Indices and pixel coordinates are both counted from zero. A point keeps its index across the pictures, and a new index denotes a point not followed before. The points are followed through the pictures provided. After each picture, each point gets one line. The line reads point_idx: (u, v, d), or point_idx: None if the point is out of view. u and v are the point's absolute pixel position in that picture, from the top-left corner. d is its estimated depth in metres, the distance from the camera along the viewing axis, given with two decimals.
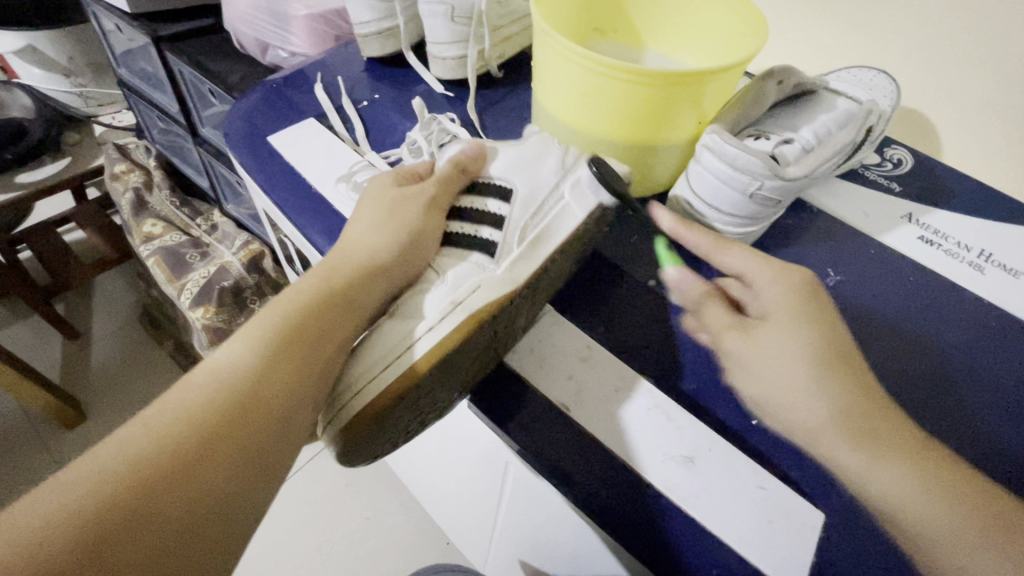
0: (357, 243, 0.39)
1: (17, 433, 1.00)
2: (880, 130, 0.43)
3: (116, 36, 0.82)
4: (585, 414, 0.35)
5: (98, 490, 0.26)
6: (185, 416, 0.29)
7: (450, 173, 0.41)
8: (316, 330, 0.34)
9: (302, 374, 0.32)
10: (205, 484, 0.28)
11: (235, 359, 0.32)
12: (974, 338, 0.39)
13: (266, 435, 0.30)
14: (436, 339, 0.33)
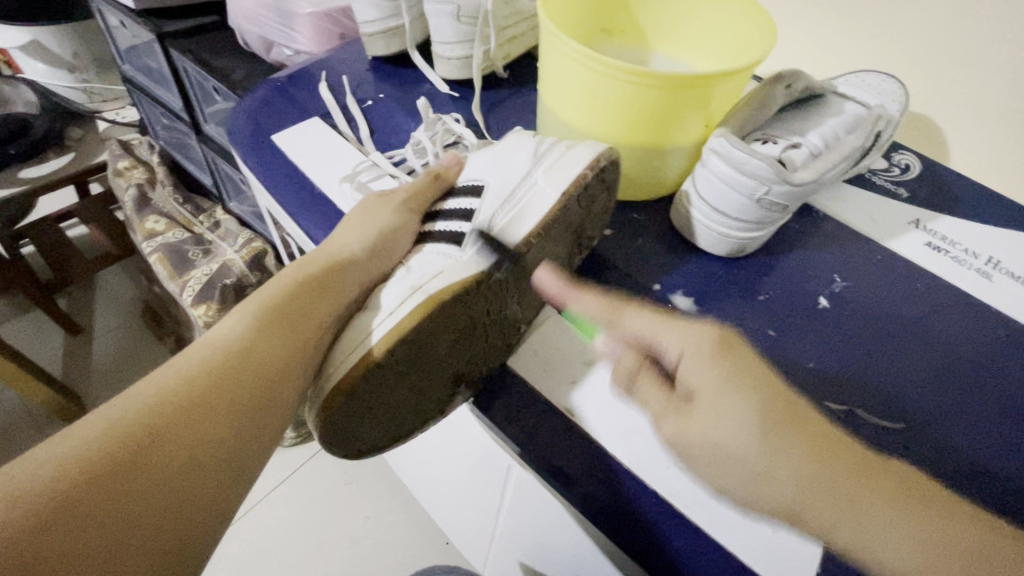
0: (360, 242, 0.39)
1: (19, 428, 1.00)
2: (888, 135, 0.43)
3: (121, 32, 0.82)
4: (589, 416, 0.35)
5: (90, 447, 0.27)
6: (175, 381, 0.30)
7: (426, 182, 0.43)
8: (303, 307, 0.35)
9: (289, 345, 0.34)
10: (195, 442, 0.29)
11: (224, 335, 0.33)
12: (982, 346, 0.38)
13: (254, 401, 0.32)
14: (390, 323, 0.33)
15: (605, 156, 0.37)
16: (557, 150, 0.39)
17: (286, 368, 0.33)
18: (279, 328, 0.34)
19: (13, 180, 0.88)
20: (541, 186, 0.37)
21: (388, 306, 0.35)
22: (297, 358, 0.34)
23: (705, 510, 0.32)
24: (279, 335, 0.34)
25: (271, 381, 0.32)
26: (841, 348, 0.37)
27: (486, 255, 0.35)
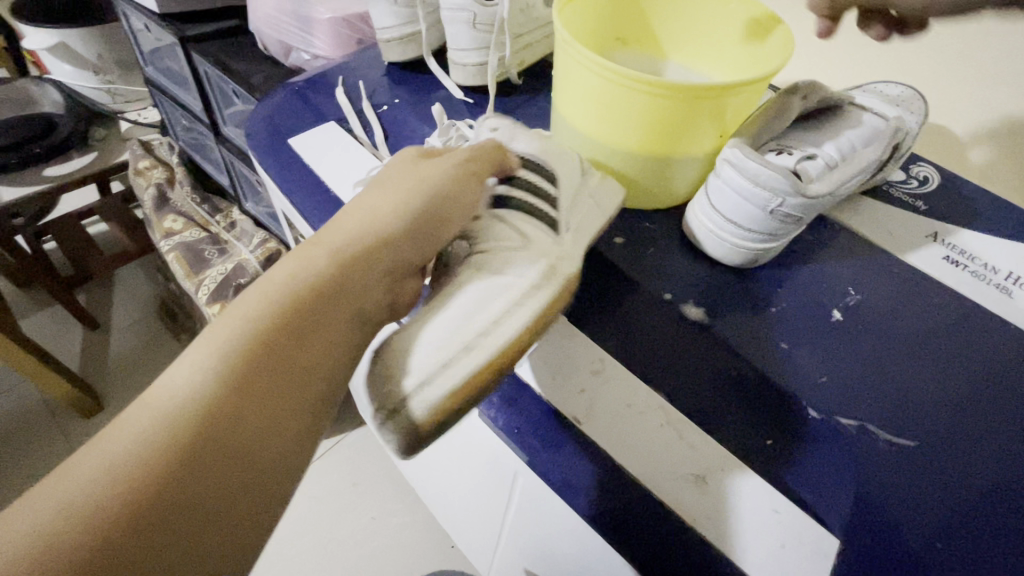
0: (378, 219, 0.35)
1: (36, 420, 1.02)
2: (907, 147, 0.42)
3: (144, 35, 0.84)
4: (597, 429, 0.37)
5: (125, 466, 0.25)
6: (139, 447, 0.25)
7: (488, 152, 0.38)
8: (298, 330, 0.30)
9: (282, 384, 0.29)
10: (240, 445, 0.27)
11: (191, 376, 0.28)
12: (1006, 361, 0.37)
13: (248, 455, 0.27)
14: (483, 357, 0.32)
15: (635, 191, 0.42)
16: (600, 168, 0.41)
17: (287, 409, 0.29)
18: (270, 364, 0.29)
19: (38, 177, 0.90)
20: (594, 203, 0.40)
21: (463, 332, 0.32)
22: (296, 398, 0.29)
23: (712, 523, 0.33)
24: (270, 372, 0.29)
25: (272, 423, 0.28)
26: (854, 360, 0.36)
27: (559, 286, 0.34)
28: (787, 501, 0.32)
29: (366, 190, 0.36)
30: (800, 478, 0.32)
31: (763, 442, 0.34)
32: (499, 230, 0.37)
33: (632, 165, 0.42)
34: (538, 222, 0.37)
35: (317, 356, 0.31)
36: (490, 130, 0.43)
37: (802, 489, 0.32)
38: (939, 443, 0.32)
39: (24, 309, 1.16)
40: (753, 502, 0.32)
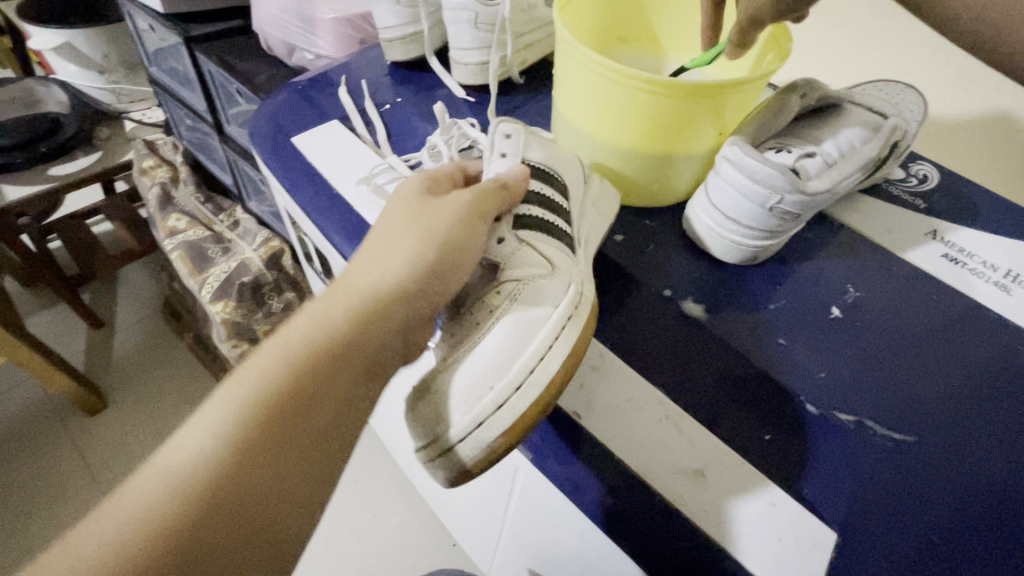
0: (390, 267, 0.33)
1: (41, 418, 1.03)
2: (906, 145, 0.42)
3: (149, 36, 0.84)
4: (596, 422, 0.37)
5: (168, 507, 0.25)
6: (135, 531, 0.24)
7: (495, 189, 0.37)
8: (306, 394, 0.28)
9: (290, 454, 0.27)
10: (279, 487, 0.27)
11: (192, 447, 0.26)
12: (1003, 357, 0.37)
13: (255, 531, 0.26)
14: (531, 399, 0.34)
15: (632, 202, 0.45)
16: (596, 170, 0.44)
17: (295, 478, 0.27)
18: (275, 435, 0.27)
19: (44, 176, 0.91)
20: (597, 206, 0.42)
21: (510, 373, 0.34)
22: (305, 465, 0.28)
23: (711, 517, 0.33)
24: (276, 442, 0.27)
25: (281, 495, 0.27)
26: (853, 357, 0.36)
27: (585, 309, 0.36)
28: (785, 495, 0.32)
29: (382, 232, 0.35)
30: (800, 473, 0.32)
31: (761, 437, 0.34)
32: (525, 254, 0.37)
33: (633, 163, 0.43)
34: (557, 241, 0.38)
35: (326, 421, 0.29)
36: (505, 137, 0.42)
37: (801, 483, 0.32)
38: (938, 436, 0.33)
39: (29, 307, 1.16)
40: (750, 493, 0.33)
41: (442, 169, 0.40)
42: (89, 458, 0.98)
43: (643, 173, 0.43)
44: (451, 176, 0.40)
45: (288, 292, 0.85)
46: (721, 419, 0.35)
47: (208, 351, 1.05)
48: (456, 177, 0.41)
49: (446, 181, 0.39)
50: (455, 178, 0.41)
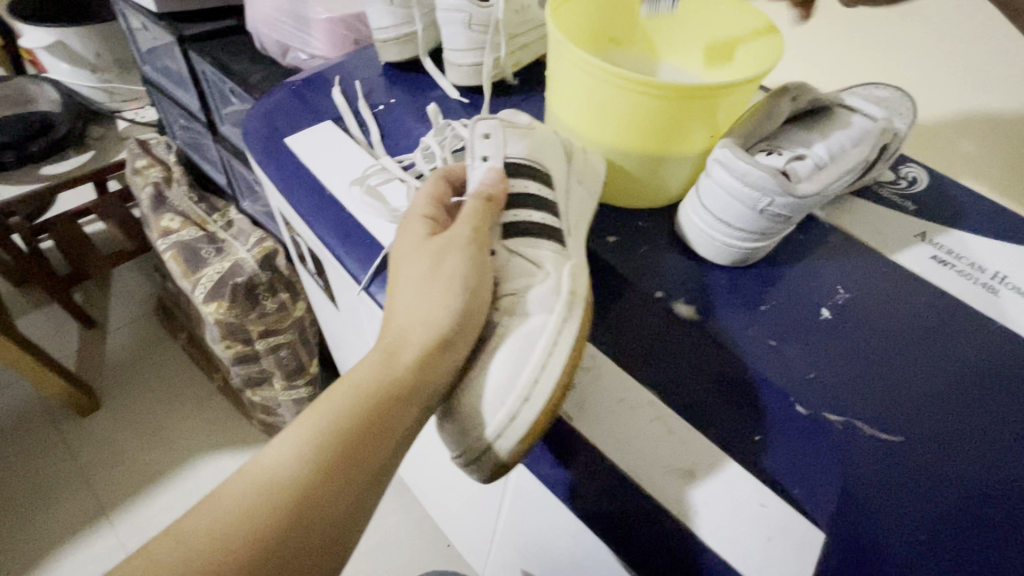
0: (410, 316, 0.36)
1: (33, 419, 1.02)
2: (895, 148, 0.43)
3: (141, 34, 0.84)
4: (588, 424, 0.39)
5: (238, 525, 0.29)
6: (226, 523, 0.29)
7: (480, 206, 0.39)
8: (373, 430, 0.33)
9: (353, 482, 0.32)
10: (325, 510, 0.31)
11: (276, 461, 0.31)
12: (990, 357, 0.37)
13: (316, 541, 0.30)
14: (538, 408, 0.35)
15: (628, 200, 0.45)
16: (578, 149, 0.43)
17: (352, 502, 0.32)
18: (343, 463, 0.32)
19: (36, 176, 0.90)
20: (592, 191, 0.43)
21: (515, 386, 0.35)
22: (363, 493, 0.32)
23: (698, 514, 0.36)
24: (343, 469, 0.32)
25: (339, 514, 0.31)
26: (844, 358, 0.37)
27: (578, 309, 0.36)
28: (776, 497, 0.34)
29: (396, 276, 0.38)
30: (789, 475, 0.34)
31: (753, 438, 0.34)
32: (517, 262, 0.39)
33: (625, 165, 0.43)
34: (548, 241, 0.39)
35: (385, 457, 0.33)
36: (483, 138, 0.43)
37: (789, 484, 0.33)
38: (930, 434, 0.33)
39: (20, 308, 1.15)
40: (740, 496, 0.35)
41: (432, 193, 0.42)
42: (81, 460, 0.98)
43: (636, 173, 0.43)
44: (442, 194, 0.42)
45: (283, 292, 0.84)
46: (710, 420, 0.36)
47: (202, 352, 1.05)
48: (444, 191, 0.42)
49: (438, 205, 0.41)
50: (445, 194, 0.42)
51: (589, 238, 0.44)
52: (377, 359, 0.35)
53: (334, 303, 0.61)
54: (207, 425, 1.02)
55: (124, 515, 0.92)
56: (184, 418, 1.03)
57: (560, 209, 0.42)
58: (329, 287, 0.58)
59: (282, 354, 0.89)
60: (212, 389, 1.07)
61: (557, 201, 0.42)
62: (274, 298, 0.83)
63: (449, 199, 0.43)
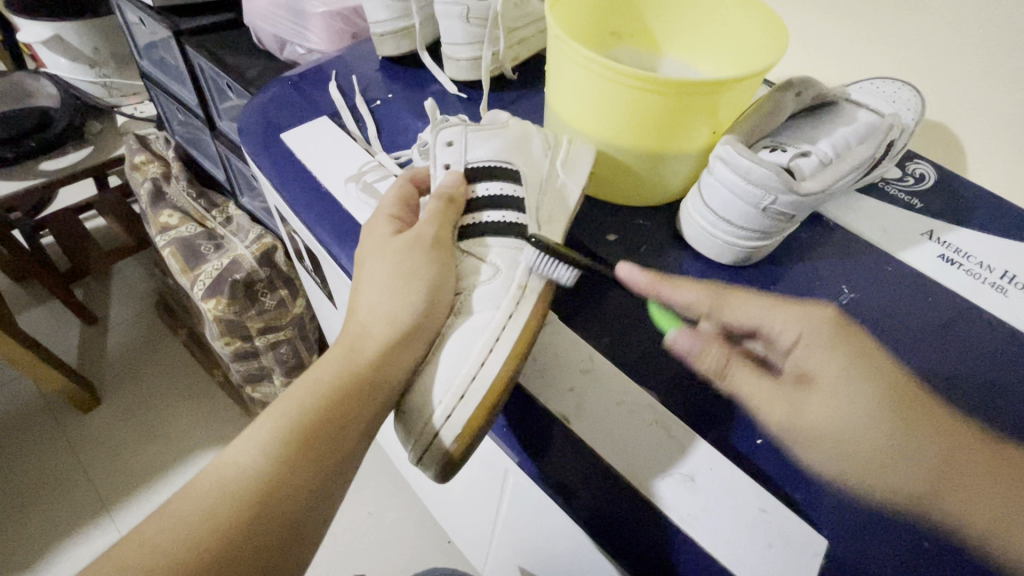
0: (369, 314, 0.37)
1: (34, 415, 1.03)
2: (902, 144, 0.42)
3: (139, 29, 0.83)
4: (586, 426, 0.35)
5: (218, 511, 0.29)
6: (187, 527, 0.29)
7: (440, 205, 0.39)
8: (332, 425, 0.33)
9: (315, 476, 0.32)
10: (300, 497, 0.31)
11: (246, 458, 0.31)
12: (994, 360, 0.37)
13: (280, 537, 0.30)
14: (472, 407, 0.33)
15: (633, 202, 0.45)
16: (563, 139, 0.43)
17: (314, 496, 0.31)
18: (303, 458, 0.32)
19: (34, 172, 0.90)
20: (566, 183, 0.42)
21: (453, 384, 0.34)
22: (326, 486, 0.32)
23: (703, 523, 0.32)
24: (305, 463, 0.31)
25: (301, 509, 0.31)
26: (846, 361, 0.36)
27: (525, 307, 0.36)
28: (775, 501, 0.32)
29: (358, 276, 0.38)
30: (789, 479, 0.33)
31: (755, 441, 0.34)
32: (470, 263, 0.39)
33: (626, 162, 0.42)
34: (507, 238, 0.39)
35: (349, 449, 0.33)
36: (446, 145, 0.42)
37: (789, 487, 0.32)
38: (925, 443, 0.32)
39: (21, 304, 1.15)
40: (741, 499, 0.32)
41: (396, 193, 0.42)
42: (82, 455, 0.98)
43: (635, 172, 0.42)
44: (408, 196, 0.42)
45: (282, 288, 0.84)
46: (710, 421, 0.35)
47: (202, 349, 1.05)
48: (411, 194, 0.42)
49: (405, 206, 0.41)
50: (411, 196, 0.42)
51: (587, 237, 0.43)
52: (372, 359, 0.35)
53: (330, 300, 0.60)
54: (207, 421, 1.02)
55: (124, 510, 0.92)
56: (185, 412, 1.03)
57: (526, 203, 0.41)
58: (325, 284, 0.58)
59: (282, 350, 0.89)
60: (211, 385, 1.07)
61: (524, 196, 0.41)
62: (272, 294, 0.82)
63: (415, 202, 0.43)
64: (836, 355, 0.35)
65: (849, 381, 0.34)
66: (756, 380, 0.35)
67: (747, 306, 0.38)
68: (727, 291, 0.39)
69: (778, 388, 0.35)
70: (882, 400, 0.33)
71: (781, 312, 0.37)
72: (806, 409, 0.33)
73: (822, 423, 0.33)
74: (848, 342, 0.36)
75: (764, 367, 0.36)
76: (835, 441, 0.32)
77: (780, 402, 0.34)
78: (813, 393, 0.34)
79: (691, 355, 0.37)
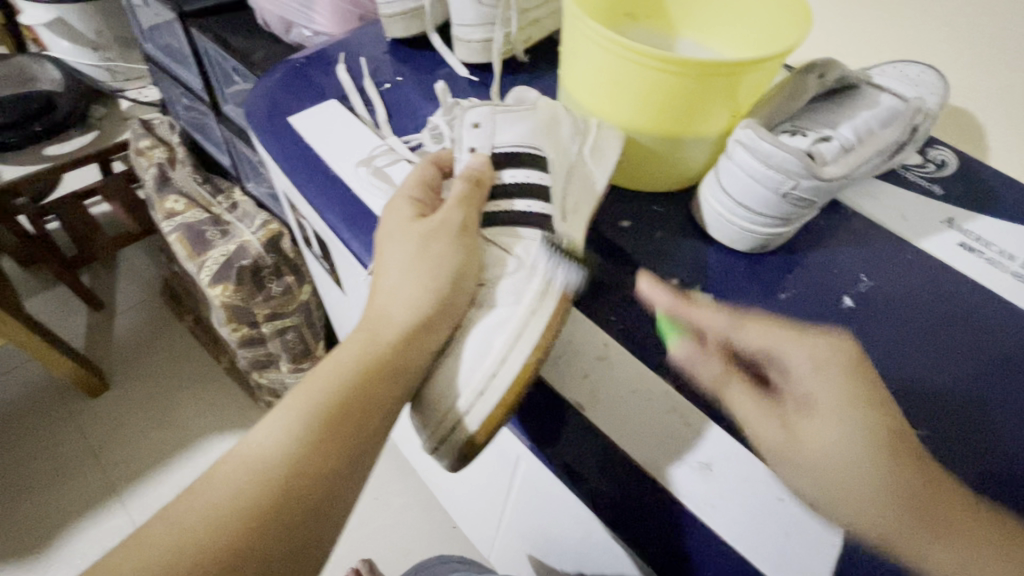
0: (384, 299, 0.36)
1: (44, 400, 1.03)
2: (926, 129, 0.41)
3: (143, 11, 0.82)
4: (601, 415, 0.36)
5: (239, 496, 0.30)
6: (210, 513, 0.29)
7: (470, 190, 0.39)
8: (350, 412, 0.32)
9: (335, 463, 0.31)
10: (314, 485, 0.31)
11: (264, 443, 0.31)
12: (1016, 349, 0.36)
13: (298, 522, 0.30)
14: (492, 405, 0.34)
15: (651, 189, 0.44)
16: (594, 124, 0.40)
17: (337, 481, 0.31)
18: (325, 443, 0.31)
19: (40, 157, 0.89)
20: (594, 170, 0.40)
21: (472, 380, 0.35)
22: (348, 469, 0.32)
23: (717, 510, 0.33)
24: (326, 448, 0.31)
25: (320, 494, 0.31)
26: (869, 348, 0.35)
27: (551, 300, 0.35)
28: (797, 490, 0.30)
29: (378, 258, 0.38)
30: None
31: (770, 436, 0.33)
32: (494, 253, 0.39)
33: (641, 148, 0.41)
34: (530, 228, 0.39)
35: (367, 435, 0.33)
36: (471, 128, 0.41)
37: None
38: (955, 432, 0.31)
39: (28, 290, 1.16)
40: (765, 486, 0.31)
41: (420, 176, 0.41)
42: (93, 439, 0.99)
43: (656, 157, 0.41)
44: (430, 179, 0.41)
45: (289, 275, 0.83)
46: None
47: (209, 334, 1.05)
48: (433, 176, 0.41)
49: (426, 187, 0.41)
50: (435, 179, 0.41)
51: (603, 221, 0.42)
52: (389, 342, 0.35)
53: (340, 287, 0.60)
54: (216, 407, 1.03)
55: (136, 495, 0.93)
56: (193, 398, 1.04)
57: (554, 192, 0.40)
58: (335, 271, 0.57)
59: (289, 337, 0.88)
60: (220, 372, 1.07)
61: (551, 184, 0.40)
62: (279, 281, 0.82)
63: (438, 184, 0.42)
64: (845, 390, 0.31)
65: (855, 411, 0.30)
66: (752, 400, 0.31)
67: (762, 330, 0.34)
68: (745, 317, 0.35)
69: (773, 409, 0.31)
70: (881, 447, 0.29)
71: (800, 343, 0.33)
72: (803, 436, 0.29)
73: (818, 454, 0.29)
74: (864, 385, 0.32)
75: (762, 385, 0.32)
76: (820, 470, 0.29)
77: (776, 425, 0.30)
78: (808, 417, 0.30)
79: (694, 364, 0.33)
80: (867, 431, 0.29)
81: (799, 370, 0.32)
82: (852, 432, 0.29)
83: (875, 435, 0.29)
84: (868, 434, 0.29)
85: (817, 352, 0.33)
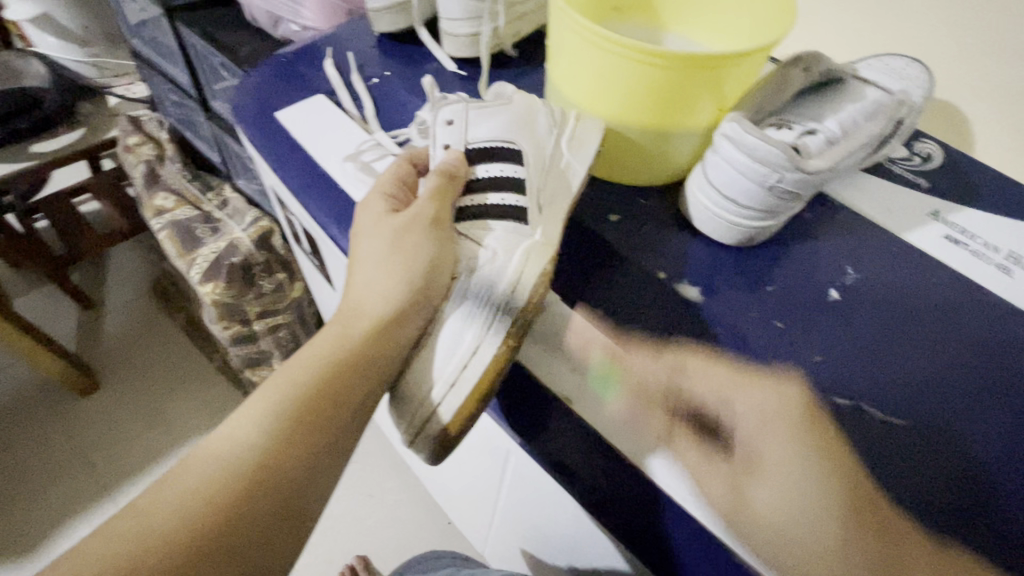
0: (369, 293, 0.36)
1: (34, 399, 1.03)
2: (910, 121, 0.41)
3: (129, 6, 0.81)
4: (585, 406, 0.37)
5: (214, 484, 0.30)
6: (185, 501, 0.29)
7: (442, 183, 0.39)
8: (328, 401, 0.32)
9: (311, 452, 0.31)
10: (291, 473, 0.31)
11: (240, 432, 0.31)
12: (998, 339, 0.36)
13: (275, 511, 0.30)
14: (463, 395, 0.35)
15: (639, 181, 0.44)
16: (571, 115, 0.40)
17: (314, 469, 0.31)
18: (301, 432, 0.31)
19: (27, 154, 0.88)
20: (570, 163, 0.40)
21: (446, 371, 0.36)
22: (326, 457, 0.32)
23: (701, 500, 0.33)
24: (303, 438, 0.31)
25: (298, 482, 0.31)
26: (854, 340, 0.36)
27: (522, 295, 0.35)
28: None
29: (352, 253, 0.38)
30: None
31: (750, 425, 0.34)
32: (468, 247, 0.39)
33: (628, 141, 0.41)
34: (507, 223, 0.39)
35: (343, 423, 0.33)
36: (447, 125, 0.42)
37: None
38: (934, 423, 0.32)
39: (18, 288, 1.15)
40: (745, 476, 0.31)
41: (392, 174, 0.40)
42: (84, 437, 0.98)
43: (643, 150, 0.41)
44: (404, 175, 0.41)
45: (280, 273, 0.82)
46: None
47: (200, 333, 1.05)
48: (408, 173, 0.41)
49: (401, 183, 0.40)
50: (409, 175, 0.41)
51: (589, 214, 0.42)
52: (374, 335, 0.35)
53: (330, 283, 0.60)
54: (209, 405, 1.03)
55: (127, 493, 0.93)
56: (185, 396, 1.03)
57: (529, 187, 0.40)
58: (324, 266, 0.57)
59: (281, 334, 0.88)
60: (211, 370, 1.07)
61: (526, 178, 0.40)
62: (271, 278, 0.81)
63: (412, 180, 0.42)
64: (790, 447, 0.30)
65: (799, 470, 0.30)
66: (698, 459, 0.32)
67: (712, 375, 0.33)
68: (686, 361, 0.34)
69: (721, 467, 0.32)
70: (835, 504, 0.29)
71: (749, 392, 0.32)
72: (750, 495, 0.31)
73: (766, 514, 0.30)
74: (814, 433, 0.31)
75: (710, 440, 0.32)
76: (770, 531, 0.30)
77: (725, 489, 0.31)
78: (757, 479, 0.31)
79: (633, 427, 0.35)
80: (822, 502, 0.29)
81: (743, 418, 0.32)
82: (799, 500, 0.29)
83: (823, 501, 0.29)
84: (813, 496, 0.29)
85: (768, 399, 0.32)
